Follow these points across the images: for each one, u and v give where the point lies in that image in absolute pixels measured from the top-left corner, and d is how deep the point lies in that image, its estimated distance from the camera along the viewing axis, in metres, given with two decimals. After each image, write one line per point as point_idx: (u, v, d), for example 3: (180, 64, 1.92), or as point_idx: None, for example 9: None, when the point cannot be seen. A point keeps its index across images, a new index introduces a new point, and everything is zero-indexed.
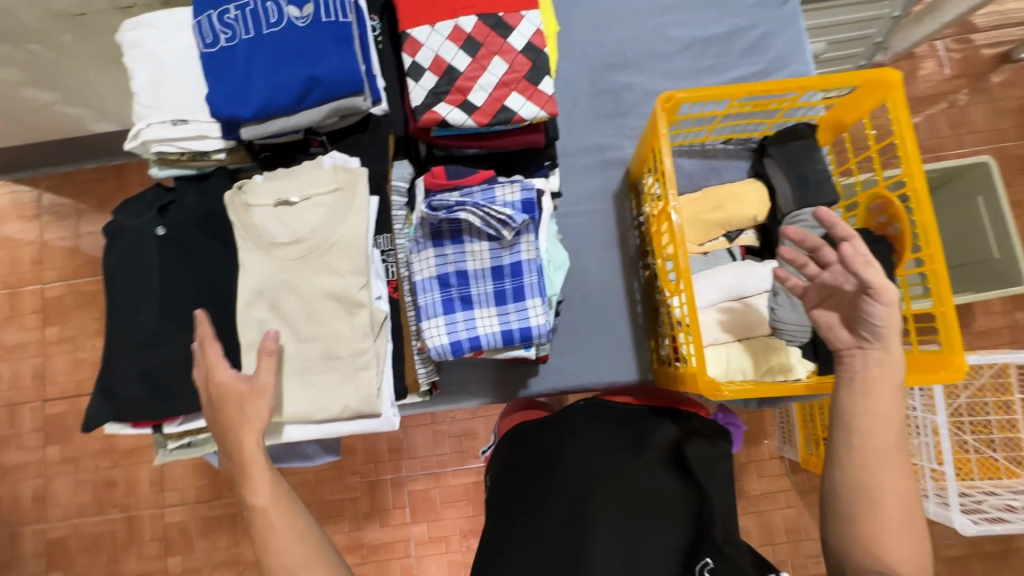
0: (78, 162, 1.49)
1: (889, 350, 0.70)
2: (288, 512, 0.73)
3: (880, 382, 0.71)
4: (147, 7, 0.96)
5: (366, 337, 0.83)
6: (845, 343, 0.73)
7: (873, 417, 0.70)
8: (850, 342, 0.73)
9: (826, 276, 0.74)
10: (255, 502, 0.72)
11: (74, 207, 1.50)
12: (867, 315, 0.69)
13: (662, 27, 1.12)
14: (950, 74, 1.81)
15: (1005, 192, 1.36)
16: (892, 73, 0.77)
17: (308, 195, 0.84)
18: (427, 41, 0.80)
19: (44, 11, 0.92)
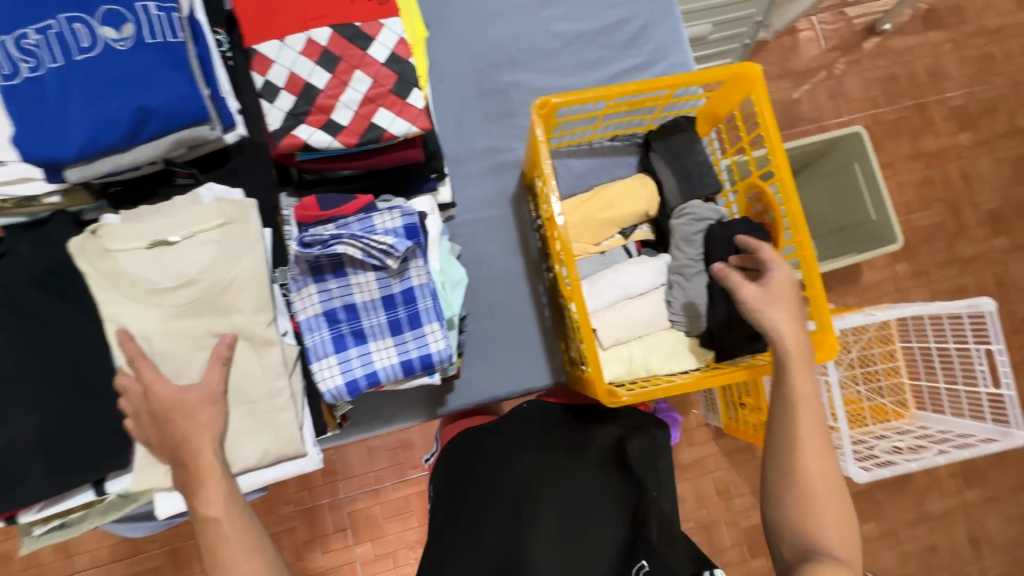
0: None
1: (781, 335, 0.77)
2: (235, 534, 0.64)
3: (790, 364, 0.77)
4: None
5: (281, 377, 0.70)
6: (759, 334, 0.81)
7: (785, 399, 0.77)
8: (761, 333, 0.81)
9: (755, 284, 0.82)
10: (211, 513, 0.64)
11: None
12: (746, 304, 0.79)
13: (544, 22, 1.09)
14: (826, 47, 1.93)
15: (876, 159, 1.47)
16: (753, 68, 0.81)
17: (190, 233, 0.69)
18: (278, 59, 0.73)
19: None
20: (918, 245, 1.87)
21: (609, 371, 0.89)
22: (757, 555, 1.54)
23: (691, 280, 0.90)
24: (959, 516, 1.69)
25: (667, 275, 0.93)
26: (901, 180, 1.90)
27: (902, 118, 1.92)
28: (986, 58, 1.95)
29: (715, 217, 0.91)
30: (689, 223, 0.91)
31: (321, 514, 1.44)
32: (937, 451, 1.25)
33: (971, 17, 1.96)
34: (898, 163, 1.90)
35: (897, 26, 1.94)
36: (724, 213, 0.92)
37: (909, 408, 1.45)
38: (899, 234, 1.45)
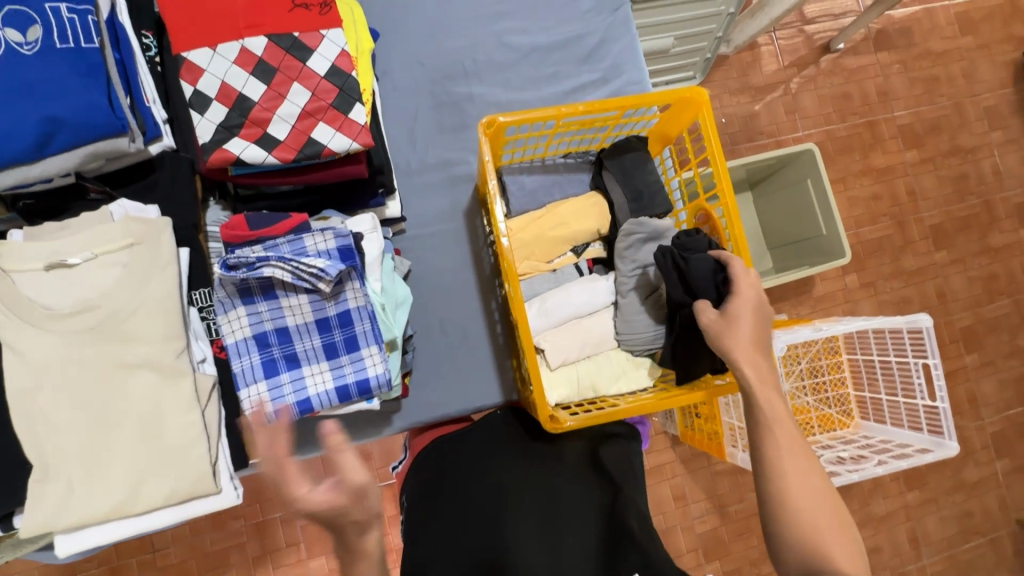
0: None
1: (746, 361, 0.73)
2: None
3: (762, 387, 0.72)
4: None
5: (193, 409, 0.66)
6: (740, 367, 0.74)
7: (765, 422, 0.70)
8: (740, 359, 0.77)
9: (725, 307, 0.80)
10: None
11: None
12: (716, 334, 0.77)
13: (500, 34, 1.08)
14: (783, 64, 1.98)
15: (827, 175, 1.51)
16: (700, 92, 0.82)
17: (92, 255, 0.65)
18: (208, 68, 0.69)
19: None
20: (866, 257, 1.94)
21: (555, 392, 0.87)
22: (712, 561, 1.56)
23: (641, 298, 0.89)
24: (901, 518, 1.77)
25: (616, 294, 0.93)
26: (851, 195, 1.97)
27: (854, 135, 1.99)
28: (932, 80, 2.04)
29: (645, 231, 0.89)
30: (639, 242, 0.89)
31: (272, 528, 1.38)
32: (876, 462, 1.27)
33: (918, 40, 2.04)
34: (849, 178, 1.97)
35: (850, 45, 2.01)
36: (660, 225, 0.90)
37: (854, 418, 1.49)
38: (847, 249, 1.49)
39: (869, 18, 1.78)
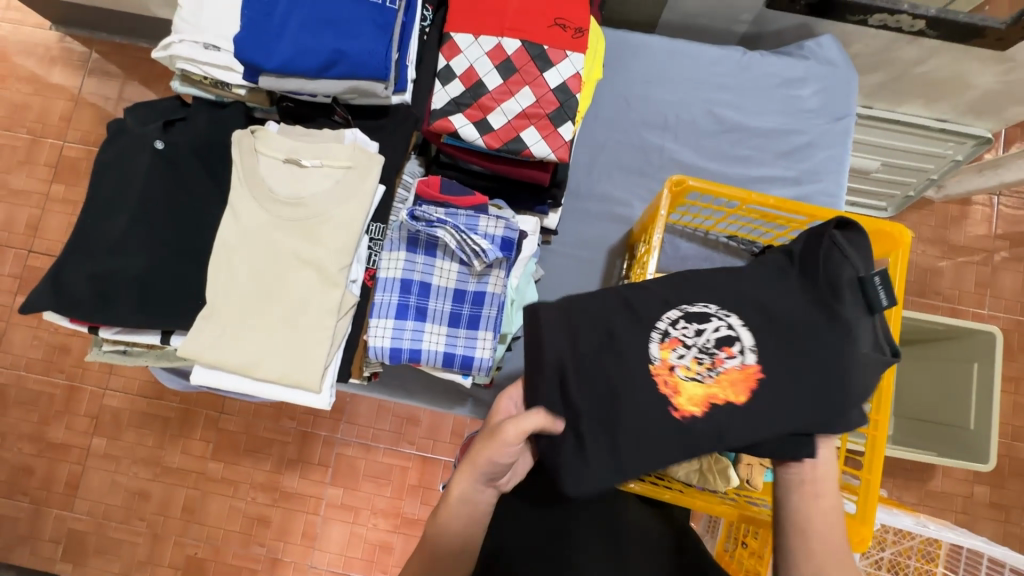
0: (139, 39, 1.58)
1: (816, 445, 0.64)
2: (446, 552, 0.61)
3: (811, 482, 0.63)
4: None
5: (331, 317, 0.76)
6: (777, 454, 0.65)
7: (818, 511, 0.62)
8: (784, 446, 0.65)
9: None
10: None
11: (121, 77, 1.60)
12: None
13: (711, 103, 1.10)
14: (995, 232, 1.77)
15: (1000, 365, 1.33)
16: (904, 233, 0.77)
17: (319, 163, 0.77)
18: (464, 51, 0.79)
19: None
20: (1008, 476, 1.67)
21: None
22: None
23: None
24: None
25: None
26: (1018, 402, 1.71)
27: None
28: None
29: None
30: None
31: (313, 443, 1.51)
32: None
33: None
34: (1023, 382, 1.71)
35: None
36: None
37: None
38: (992, 458, 1.31)
39: None
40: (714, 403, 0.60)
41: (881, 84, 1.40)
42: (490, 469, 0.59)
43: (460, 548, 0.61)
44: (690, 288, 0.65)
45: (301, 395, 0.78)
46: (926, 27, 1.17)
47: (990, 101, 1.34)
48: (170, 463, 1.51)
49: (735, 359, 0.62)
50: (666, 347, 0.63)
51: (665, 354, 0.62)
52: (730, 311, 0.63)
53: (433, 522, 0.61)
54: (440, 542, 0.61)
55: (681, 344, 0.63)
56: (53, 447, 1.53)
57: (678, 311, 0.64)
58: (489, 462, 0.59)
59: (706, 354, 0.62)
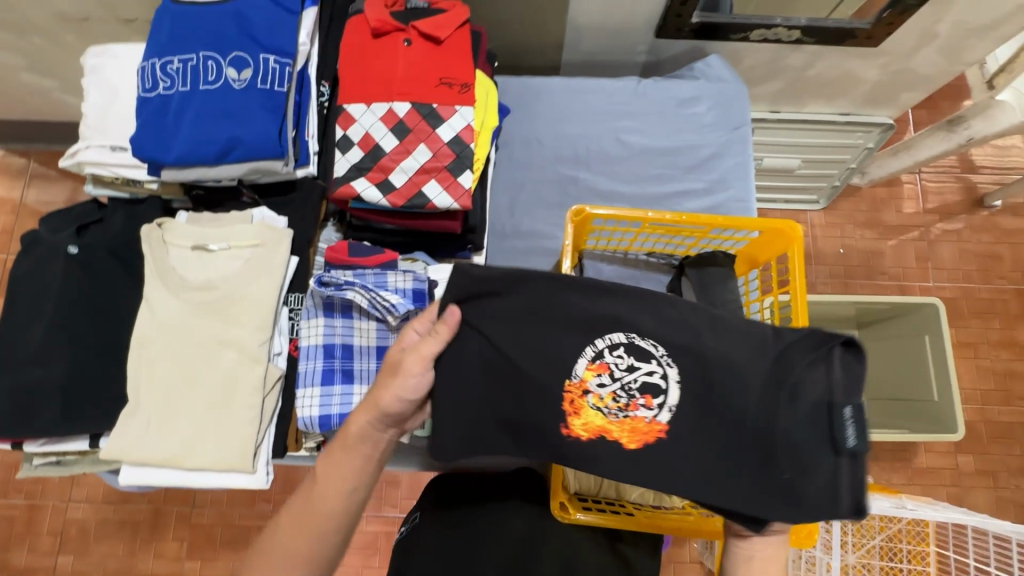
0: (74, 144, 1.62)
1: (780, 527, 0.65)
2: (333, 495, 0.66)
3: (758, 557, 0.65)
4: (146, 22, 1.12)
5: (255, 394, 0.76)
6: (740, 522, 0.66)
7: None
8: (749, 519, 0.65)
9: None
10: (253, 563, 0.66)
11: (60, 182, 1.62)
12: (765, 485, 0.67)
13: (617, 131, 1.16)
14: (924, 208, 1.86)
15: (949, 335, 1.37)
16: (793, 227, 0.82)
17: (227, 246, 0.79)
18: (359, 119, 0.83)
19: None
20: (989, 441, 1.69)
21: (575, 481, 0.82)
22: None
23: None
24: None
25: None
26: (982, 365, 1.75)
27: (996, 300, 1.79)
28: None
29: None
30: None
31: None
32: None
33: None
34: (982, 345, 1.76)
35: (1010, 205, 1.85)
36: None
37: None
38: (961, 426, 1.33)
39: None
40: (604, 437, 0.60)
41: (780, 91, 1.48)
42: (390, 411, 0.64)
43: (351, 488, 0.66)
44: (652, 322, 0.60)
45: (234, 479, 0.76)
46: (803, 35, 1.22)
47: (881, 91, 1.45)
48: (143, 570, 1.44)
49: (649, 411, 0.60)
50: (593, 369, 0.61)
51: (587, 377, 0.60)
52: (670, 361, 0.60)
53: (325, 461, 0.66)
54: (328, 476, 0.66)
55: (609, 371, 0.60)
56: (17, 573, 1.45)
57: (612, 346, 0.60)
58: (394, 399, 0.63)
59: (625, 394, 0.60)
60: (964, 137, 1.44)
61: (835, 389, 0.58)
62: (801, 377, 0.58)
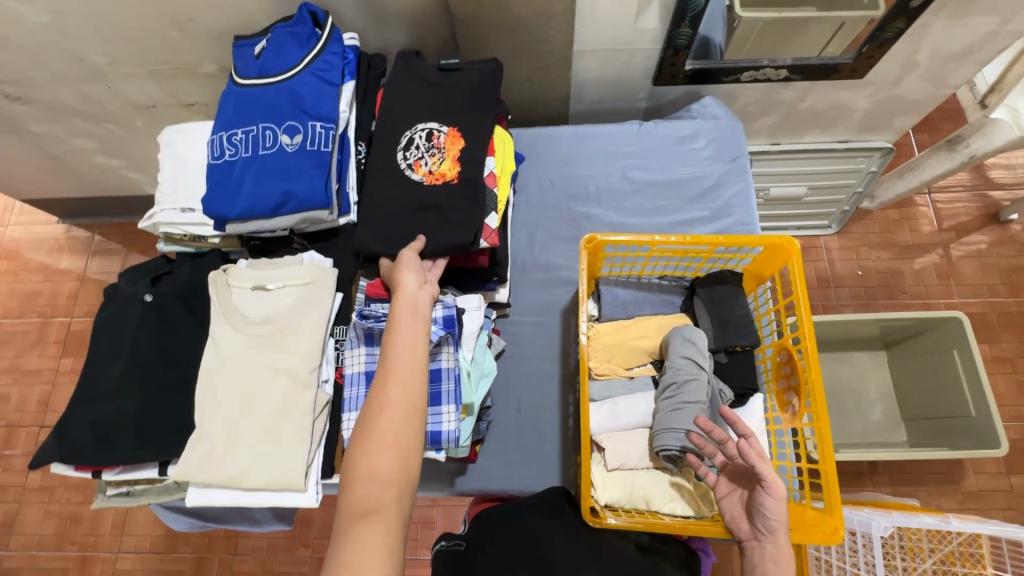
0: (133, 216, 1.82)
1: (780, 543, 0.74)
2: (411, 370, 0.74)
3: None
4: (206, 105, 1.30)
5: (305, 417, 0.84)
6: (745, 534, 0.78)
7: None
8: (748, 533, 0.77)
9: (731, 465, 0.83)
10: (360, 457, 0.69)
11: (119, 251, 1.80)
12: (762, 508, 0.75)
13: (623, 169, 1.27)
14: (938, 227, 1.89)
15: (977, 347, 1.37)
16: (791, 242, 0.89)
17: (283, 285, 0.89)
18: (393, 170, 0.95)
19: (158, 88, 1.24)
20: None
21: (603, 491, 0.89)
22: None
23: (687, 410, 0.88)
24: None
25: (701, 399, 0.89)
26: (1021, 380, 1.72)
27: None
28: None
29: (702, 360, 0.92)
30: (682, 342, 0.94)
31: None
32: None
33: None
34: (1018, 360, 1.73)
35: None
36: (704, 357, 0.92)
37: None
38: (1004, 440, 1.31)
39: None
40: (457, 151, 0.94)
41: (775, 124, 1.56)
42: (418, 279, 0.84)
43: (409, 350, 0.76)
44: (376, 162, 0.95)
45: (287, 496, 0.83)
46: (791, 73, 1.32)
47: (875, 119, 1.53)
48: None
49: (439, 135, 0.96)
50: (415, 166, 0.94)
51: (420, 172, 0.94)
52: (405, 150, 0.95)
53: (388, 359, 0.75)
54: (400, 345, 0.76)
55: (417, 160, 0.94)
56: None
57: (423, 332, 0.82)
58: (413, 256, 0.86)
59: (423, 154, 0.94)
60: (966, 156, 1.49)
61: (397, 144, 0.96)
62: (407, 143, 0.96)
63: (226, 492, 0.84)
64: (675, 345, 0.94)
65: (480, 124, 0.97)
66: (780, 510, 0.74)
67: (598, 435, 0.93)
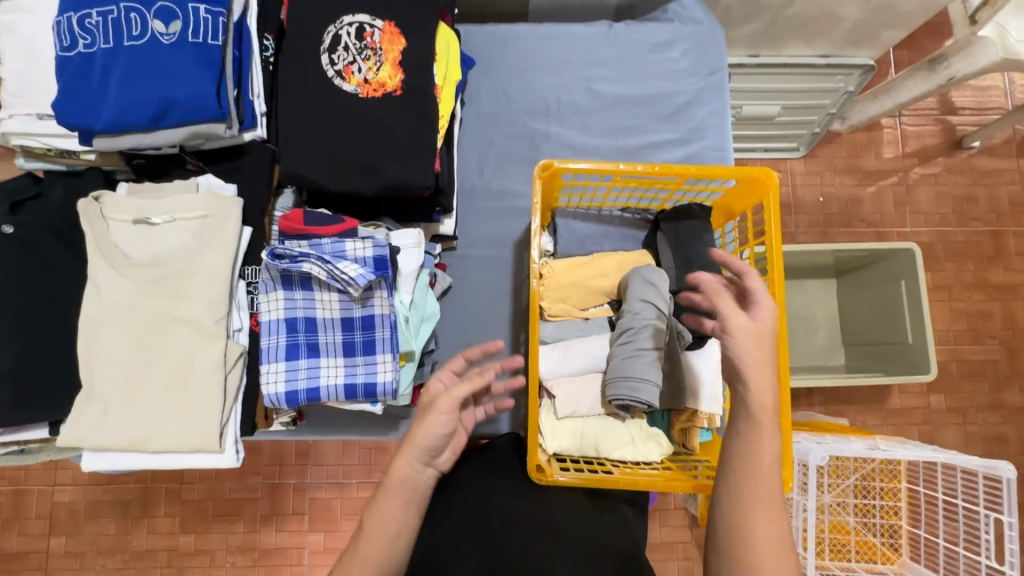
0: None
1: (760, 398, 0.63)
2: (401, 508, 0.66)
3: (744, 435, 0.64)
4: None
5: (215, 374, 0.73)
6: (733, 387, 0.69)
7: (746, 465, 0.64)
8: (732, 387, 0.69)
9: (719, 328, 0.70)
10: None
11: None
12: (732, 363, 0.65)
13: (589, 80, 1.11)
14: (902, 152, 1.84)
15: (924, 279, 1.37)
16: (769, 173, 0.79)
17: (171, 218, 0.74)
18: (317, 78, 0.76)
19: None
20: (959, 380, 1.74)
21: (552, 442, 0.85)
22: None
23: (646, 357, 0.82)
24: None
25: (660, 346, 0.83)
26: (955, 307, 1.78)
27: (971, 242, 1.80)
28: None
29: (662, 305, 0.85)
30: (642, 283, 0.86)
31: (284, 493, 1.49)
32: None
33: None
34: (956, 288, 1.78)
35: (987, 145, 1.83)
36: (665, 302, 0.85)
37: (900, 555, 1.25)
38: (933, 366, 1.35)
39: (1015, 119, 1.61)
40: (399, 56, 0.77)
41: (757, 32, 1.40)
42: (432, 437, 0.68)
43: (395, 538, 0.65)
44: (295, 77, 0.77)
45: (202, 458, 0.75)
46: None
47: (864, 32, 1.38)
48: (137, 547, 1.48)
49: (375, 31, 0.77)
50: (348, 75, 0.76)
51: (354, 81, 0.76)
52: (332, 53, 0.77)
53: (370, 511, 0.65)
54: (396, 485, 0.66)
55: (347, 64, 0.76)
56: (12, 556, 1.48)
57: (427, 458, 0.68)
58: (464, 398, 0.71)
59: (355, 57, 0.76)
60: (946, 77, 1.35)
61: (318, 46, 0.77)
62: (329, 44, 0.77)
63: (128, 454, 0.74)
64: (635, 286, 0.86)
65: (428, 25, 0.79)
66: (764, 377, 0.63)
67: (548, 381, 0.88)
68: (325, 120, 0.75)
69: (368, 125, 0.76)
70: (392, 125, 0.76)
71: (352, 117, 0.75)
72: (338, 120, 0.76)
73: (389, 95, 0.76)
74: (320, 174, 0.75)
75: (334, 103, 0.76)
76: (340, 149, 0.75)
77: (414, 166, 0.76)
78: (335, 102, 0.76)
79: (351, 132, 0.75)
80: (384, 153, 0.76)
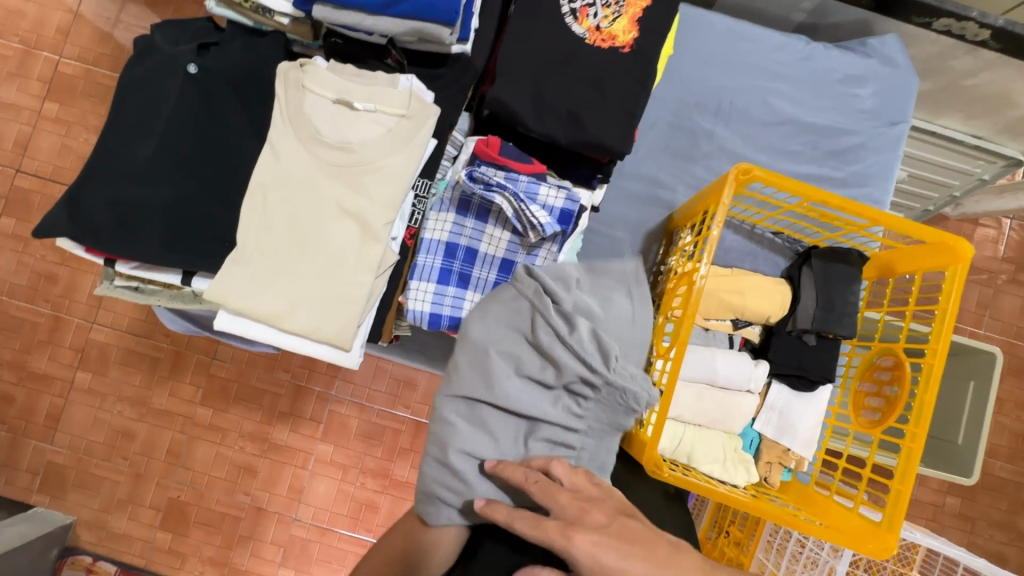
0: None
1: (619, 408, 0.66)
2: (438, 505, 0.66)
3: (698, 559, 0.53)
4: None
5: (368, 273, 0.72)
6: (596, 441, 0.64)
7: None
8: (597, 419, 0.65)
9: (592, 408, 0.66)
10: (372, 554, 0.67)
11: None
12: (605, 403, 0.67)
13: (768, 92, 1.06)
14: (1001, 254, 1.71)
15: (997, 388, 1.17)
16: (967, 247, 0.76)
17: (372, 108, 0.72)
18: (551, 11, 0.74)
19: None
20: (981, 491, 1.66)
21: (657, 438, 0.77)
22: None
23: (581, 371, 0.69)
24: None
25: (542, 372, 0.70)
26: (1001, 422, 1.68)
27: None
28: None
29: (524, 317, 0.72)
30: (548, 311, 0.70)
31: (307, 397, 1.49)
32: None
33: None
34: (1008, 403, 1.68)
35: None
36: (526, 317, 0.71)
37: None
38: (976, 473, 1.17)
39: None
40: (637, 14, 0.74)
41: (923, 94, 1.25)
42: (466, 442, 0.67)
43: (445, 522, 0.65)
44: (530, 4, 0.74)
45: (327, 350, 0.75)
46: (990, 38, 1.02)
47: None
48: (156, 405, 1.48)
49: None
50: (581, 17, 0.74)
51: (585, 24, 0.74)
52: None
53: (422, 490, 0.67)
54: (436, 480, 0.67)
55: (582, 5, 0.74)
56: (33, 376, 1.47)
57: (454, 500, 0.65)
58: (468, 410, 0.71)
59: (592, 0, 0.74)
60: None
61: None
62: None
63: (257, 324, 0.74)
64: (516, 341, 0.68)
65: None
66: (624, 548, 0.51)
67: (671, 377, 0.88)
68: (547, 55, 0.73)
69: (587, 74, 0.73)
70: (608, 81, 0.73)
71: (573, 61, 0.73)
72: (559, 57, 0.73)
73: (616, 50, 0.73)
74: (525, 107, 0.72)
75: (562, 42, 0.73)
76: (549, 88, 0.72)
77: (619, 128, 0.73)
78: (559, 42, 0.73)
79: (566, 74, 0.73)
80: (594, 106, 0.72)
